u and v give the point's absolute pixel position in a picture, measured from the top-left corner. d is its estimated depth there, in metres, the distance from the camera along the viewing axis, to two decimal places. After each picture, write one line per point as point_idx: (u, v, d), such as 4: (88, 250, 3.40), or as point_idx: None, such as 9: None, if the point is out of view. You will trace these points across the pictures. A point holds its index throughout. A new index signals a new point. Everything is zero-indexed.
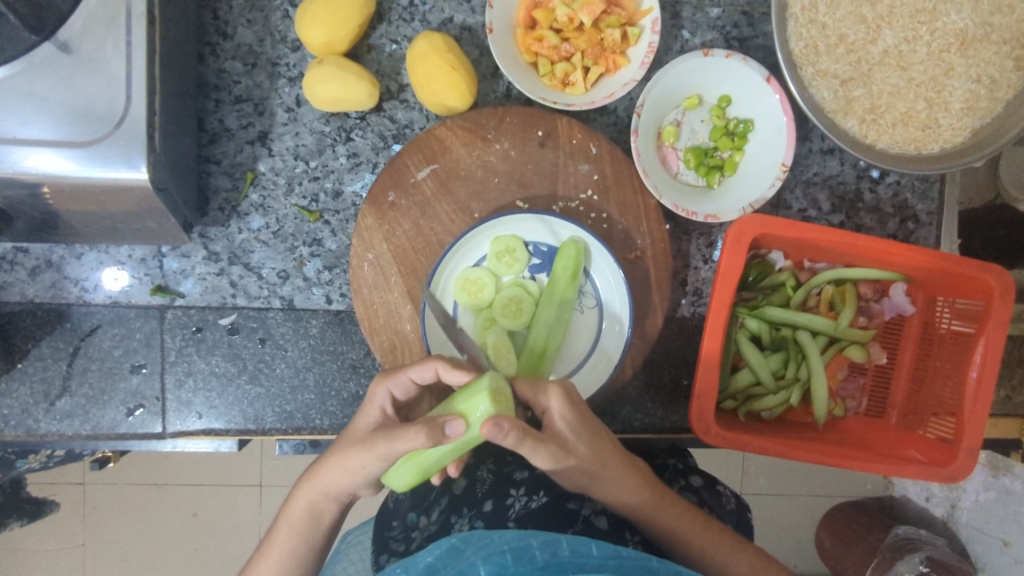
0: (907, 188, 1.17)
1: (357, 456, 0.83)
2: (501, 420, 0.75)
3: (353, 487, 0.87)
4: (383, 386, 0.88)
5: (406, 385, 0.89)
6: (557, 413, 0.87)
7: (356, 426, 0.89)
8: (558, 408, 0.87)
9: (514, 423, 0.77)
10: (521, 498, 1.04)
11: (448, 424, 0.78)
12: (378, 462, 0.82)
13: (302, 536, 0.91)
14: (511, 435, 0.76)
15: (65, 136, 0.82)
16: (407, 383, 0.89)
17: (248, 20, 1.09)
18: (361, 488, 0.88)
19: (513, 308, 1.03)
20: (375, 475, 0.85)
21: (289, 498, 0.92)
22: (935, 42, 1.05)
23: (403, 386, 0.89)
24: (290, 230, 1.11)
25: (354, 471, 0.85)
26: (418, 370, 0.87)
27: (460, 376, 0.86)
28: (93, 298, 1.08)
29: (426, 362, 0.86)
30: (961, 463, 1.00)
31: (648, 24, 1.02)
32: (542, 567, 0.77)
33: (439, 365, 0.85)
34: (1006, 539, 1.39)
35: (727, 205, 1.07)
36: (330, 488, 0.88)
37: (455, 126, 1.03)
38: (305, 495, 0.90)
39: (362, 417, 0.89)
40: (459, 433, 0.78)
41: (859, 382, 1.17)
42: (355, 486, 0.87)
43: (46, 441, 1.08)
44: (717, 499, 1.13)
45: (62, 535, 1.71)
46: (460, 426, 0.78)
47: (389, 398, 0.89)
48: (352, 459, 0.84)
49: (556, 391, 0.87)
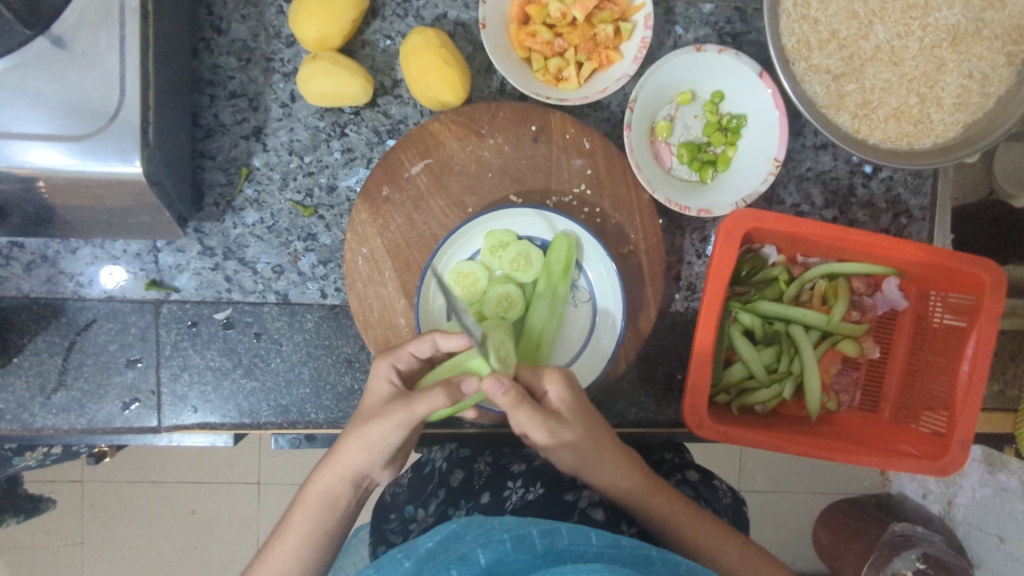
0: (900, 183, 1.18)
1: (376, 425, 0.84)
2: (501, 380, 0.78)
3: (368, 467, 0.88)
4: (386, 361, 0.90)
5: (408, 359, 0.91)
6: (556, 397, 0.88)
7: (366, 404, 0.90)
8: (559, 393, 0.88)
9: (513, 385, 0.80)
10: (518, 490, 1.06)
11: (463, 381, 0.83)
12: (402, 428, 0.84)
13: (305, 538, 0.89)
14: (509, 393, 0.79)
15: (59, 130, 0.82)
16: (409, 357, 0.91)
17: (242, 16, 1.09)
18: (373, 470, 0.89)
19: (522, 263, 1.01)
20: (390, 449, 0.86)
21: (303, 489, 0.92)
22: (926, 38, 1.06)
23: (406, 360, 0.91)
24: (285, 224, 1.11)
25: (371, 445, 0.86)
26: (417, 343, 0.90)
27: (452, 343, 0.88)
28: (89, 292, 1.09)
29: (424, 335, 0.89)
30: (951, 457, 1.00)
31: (641, 19, 1.02)
32: (540, 555, 0.78)
33: (436, 335, 0.88)
34: (1002, 534, 1.42)
35: (719, 200, 1.07)
36: (348, 469, 0.88)
37: (448, 120, 1.03)
38: (320, 480, 0.89)
39: (370, 393, 0.91)
40: (474, 388, 0.84)
41: (853, 376, 1.19)
42: (373, 464, 0.88)
43: (42, 436, 1.09)
44: (713, 492, 1.13)
45: (59, 532, 1.71)
46: (475, 383, 0.83)
47: (395, 371, 0.91)
48: (370, 430, 0.85)
49: (555, 376, 0.88)
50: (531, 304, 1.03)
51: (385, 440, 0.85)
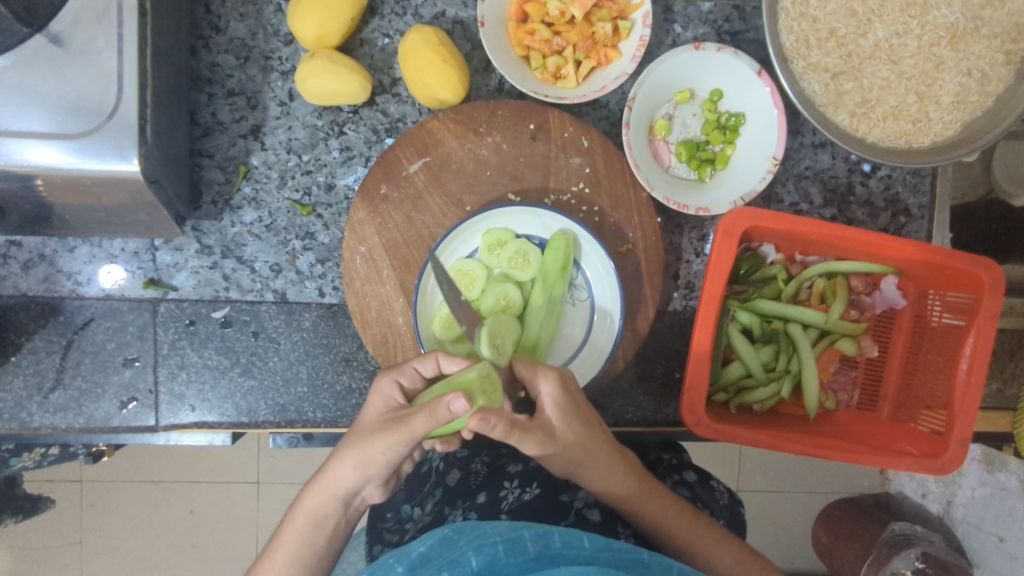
0: (899, 181, 1.18)
1: (376, 440, 0.85)
2: (490, 415, 0.76)
3: (360, 484, 0.89)
4: (388, 377, 0.90)
5: (411, 376, 0.91)
6: (548, 399, 0.86)
7: (363, 418, 0.90)
8: (551, 395, 0.86)
9: (501, 417, 0.78)
10: (514, 490, 1.05)
11: (452, 401, 0.74)
12: (401, 444, 0.84)
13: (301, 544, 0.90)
14: (497, 429, 0.77)
15: (57, 129, 0.82)
16: (413, 373, 0.91)
17: (241, 14, 1.09)
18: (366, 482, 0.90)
19: (521, 261, 1.01)
20: (386, 465, 0.87)
21: (295, 501, 0.92)
22: (925, 36, 1.06)
23: (409, 377, 0.91)
24: (283, 223, 1.11)
25: (371, 458, 0.86)
26: (421, 361, 0.90)
27: (457, 364, 0.88)
28: (87, 291, 1.09)
29: (428, 353, 0.89)
30: (951, 455, 1.00)
31: (639, 18, 1.02)
32: (533, 558, 0.78)
33: (441, 356, 0.89)
34: (1002, 534, 1.42)
35: (718, 199, 1.07)
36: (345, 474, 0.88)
37: (447, 119, 1.03)
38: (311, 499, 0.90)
39: (369, 407, 0.90)
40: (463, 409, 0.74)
41: (852, 374, 1.18)
42: (365, 480, 0.89)
43: (40, 435, 1.09)
44: (710, 494, 1.13)
45: (57, 532, 1.70)
46: (463, 404, 0.73)
47: (396, 389, 0.90)
48: (370, 445, 0.85)
49: (548, 378, 0.86)
50: (530, 303, 1.03)
51: (381, 456, 0.85)
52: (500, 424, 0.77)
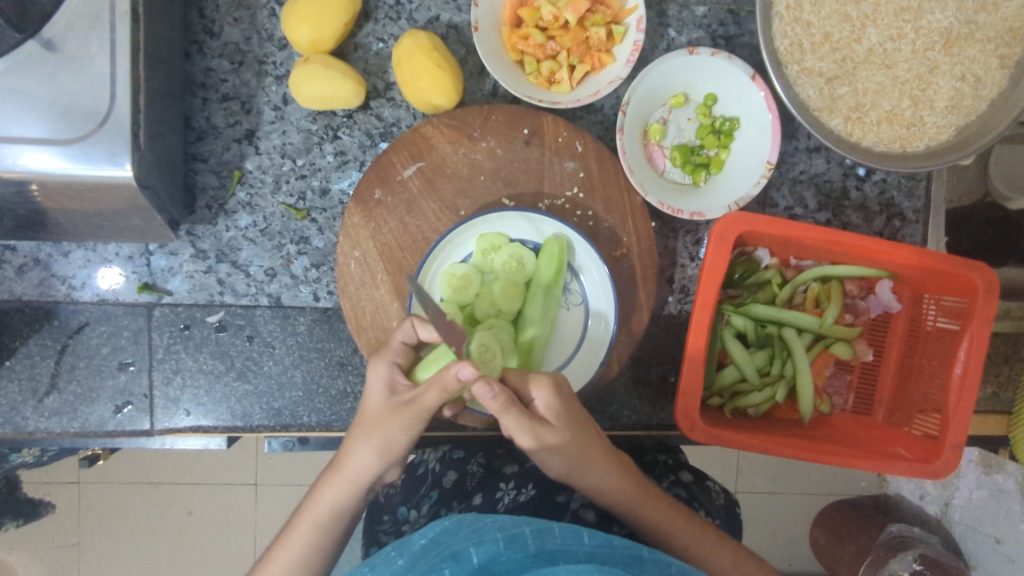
0: (894, 186, 1.18)
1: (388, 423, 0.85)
2: (491, 383, 0.76)
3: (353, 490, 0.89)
4: (383, 360, 0.92)
5: (401, 351, 0.93)
6: (543, 405, 0.87)
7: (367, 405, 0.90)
8: (546, 401, 0.87)
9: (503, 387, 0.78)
10: (510, 491, 1.05)
11: (460, 368, 0.74)
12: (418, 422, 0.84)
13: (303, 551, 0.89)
14: (499, 397, 0.77)
15: (51, 135, 0.82)
16: (401, 349, 0.93)
17: (235, 18, 1.09)
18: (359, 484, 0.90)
19: (514, 265, 1.01)
20: (405, 448, 0.87)
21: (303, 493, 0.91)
22: (919, 41, 1.06)
23: (400, 352, 0.93)
24: (278, 228, 1.11)
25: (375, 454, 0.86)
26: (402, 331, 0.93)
27: (433, 333, 0.91)
28: (81, 295, 1.09)
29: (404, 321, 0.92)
30: (946, 459, 1.00)
31: (633, 23, 1.02)
32: (533, 555, 0.78)
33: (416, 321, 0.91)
34: (999, 536, 1.42)
35: (712, 203, 1.08)
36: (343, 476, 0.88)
37: (441, 124, 1.03)
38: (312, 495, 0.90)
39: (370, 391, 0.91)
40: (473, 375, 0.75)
41: (846, 378, 1.19)
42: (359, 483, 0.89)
43: (35, 439, 1.09)
44: (706, 495, 1.13)
45: (52, 534, 1.70)
46: (472, 370, 0.74)
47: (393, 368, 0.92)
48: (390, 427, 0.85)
49: (544, 384, 0.86)
50: (524, 306, 1.02)
51: (403, 439, 0.86)
52: (502, 392, 0.78)
